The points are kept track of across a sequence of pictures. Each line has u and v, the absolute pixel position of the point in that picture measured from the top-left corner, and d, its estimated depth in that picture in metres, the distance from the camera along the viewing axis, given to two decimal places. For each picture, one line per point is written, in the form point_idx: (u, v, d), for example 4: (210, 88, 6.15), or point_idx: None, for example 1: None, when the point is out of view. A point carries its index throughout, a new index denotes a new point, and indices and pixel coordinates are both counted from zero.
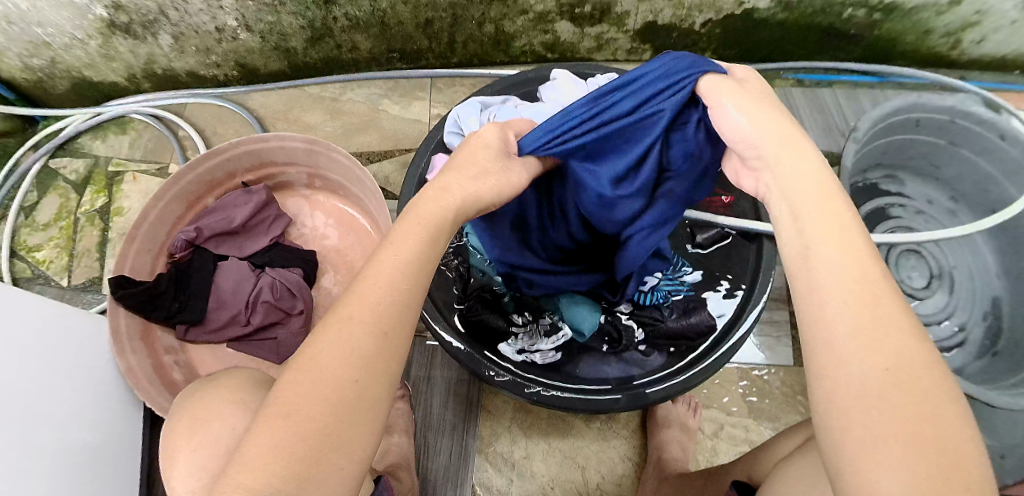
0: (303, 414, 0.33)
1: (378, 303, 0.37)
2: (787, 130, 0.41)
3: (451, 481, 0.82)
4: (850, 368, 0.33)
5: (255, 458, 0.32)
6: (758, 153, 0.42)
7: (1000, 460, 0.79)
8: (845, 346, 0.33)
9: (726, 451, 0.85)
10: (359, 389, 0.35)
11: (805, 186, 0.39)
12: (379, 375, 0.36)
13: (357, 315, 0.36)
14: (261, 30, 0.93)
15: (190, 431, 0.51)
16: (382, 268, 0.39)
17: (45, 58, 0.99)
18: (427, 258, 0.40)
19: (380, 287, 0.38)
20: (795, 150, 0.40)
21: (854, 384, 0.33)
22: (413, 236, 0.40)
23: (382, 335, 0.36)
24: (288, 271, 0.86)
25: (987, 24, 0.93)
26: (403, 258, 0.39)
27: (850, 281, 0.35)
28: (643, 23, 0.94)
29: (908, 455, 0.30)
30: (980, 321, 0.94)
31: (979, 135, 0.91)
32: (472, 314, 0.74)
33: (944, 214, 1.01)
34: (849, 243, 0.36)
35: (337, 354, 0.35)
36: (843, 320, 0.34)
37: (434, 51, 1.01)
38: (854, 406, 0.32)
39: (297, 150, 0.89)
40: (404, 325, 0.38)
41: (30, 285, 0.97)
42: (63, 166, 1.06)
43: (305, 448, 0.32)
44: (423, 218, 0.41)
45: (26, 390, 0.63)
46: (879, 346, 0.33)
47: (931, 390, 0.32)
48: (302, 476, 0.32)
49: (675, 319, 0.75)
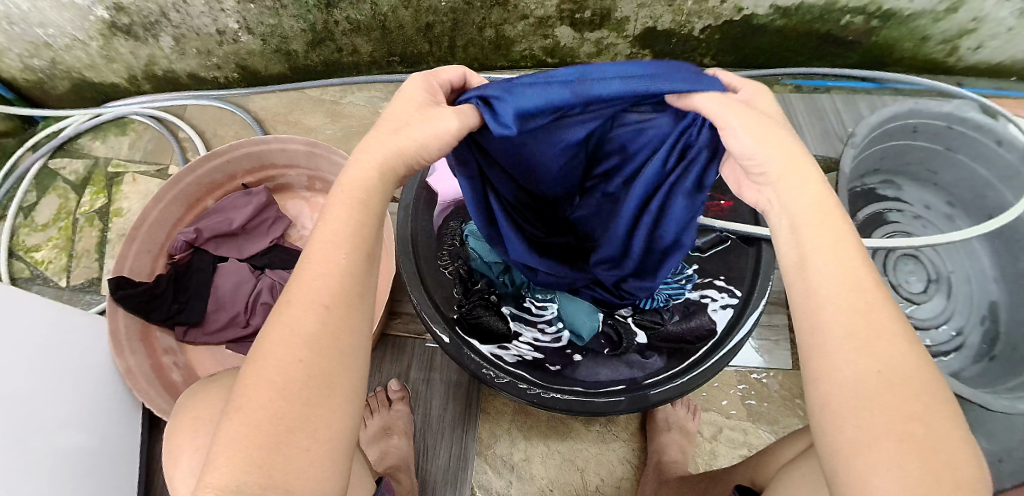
0: (254, 405, 0.35)
1: (314, 282, 0.37)
2: (790, 146, 0.39)
3: (451, 483, 0.82)
4: (841, 371, 0.34)
5: (220, 455, 0.34)
6: (762, 170, 0.39)
7: (997, 463, 0.80)
8: (839, 351, 0.35)
9: (725, 454, 0.85)
10: (306, 370, 0.36)
11: (804, 197, 0.38)
12: (328, 353, 0.37)
13: (299, 299, 0.37)
14: (262, 32, 0.94)
15: (191, 433, 0.51)
16: (316, 245, 0.38)
17: (46, 58, 0.99)
18: (365, 221, 0.40)
19: (316, 264, 0.38)
20: (798, 172, 0.38)
21: (851, 390, 0.34)
22: (344, 208, 0.39)
23: (324, 310, 0.37)
24: (288, 272, 0.88)
25: (984, 31, 0.94)
26: (335, 226, 0.39)
27: (843, 287, 0.35)
28: (643, 29, 0.95)
29: (900, 455, 0.31)
30: (977, 325, 0.95)
31: (975, 140, 0.91)
32: (472, 317, 0.73)
33: (942, 219, 1.02)
34: (842, 250, 0.36)
35: (280, 341, 0.36)
36: (841, 327, 0.35)
37: (435, 54, 1.01)
38: (852, 411, 0.33)
39: (297, 152, 0.89)
40: (348, 298, 0.38)
41: (28, 285, 0.97)
42: (62, 166, 1.06)
43: (263, 438, 0.34)
44: (351, 189, 0.40)
45: (24, 389, 0.63)
46: (874, 353, 0.34)
47: (918, 391, 0.33)
48: (264, 464, 0.34)
49: (675, 322, 0.76)
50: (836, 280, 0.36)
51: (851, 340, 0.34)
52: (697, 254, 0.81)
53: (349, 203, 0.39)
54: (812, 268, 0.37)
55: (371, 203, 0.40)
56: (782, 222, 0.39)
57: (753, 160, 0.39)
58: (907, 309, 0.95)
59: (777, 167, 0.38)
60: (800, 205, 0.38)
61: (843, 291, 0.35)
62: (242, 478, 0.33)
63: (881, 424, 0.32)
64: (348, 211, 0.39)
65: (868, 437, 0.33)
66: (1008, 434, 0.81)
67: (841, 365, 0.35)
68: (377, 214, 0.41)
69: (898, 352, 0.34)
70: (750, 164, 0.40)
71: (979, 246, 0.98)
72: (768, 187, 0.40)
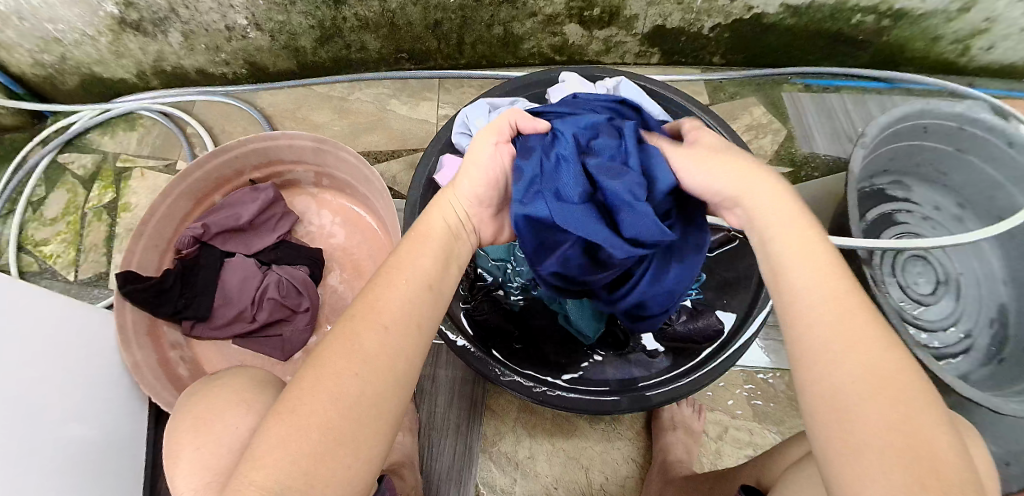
0: (307, 409, 0.35)
1: (380, 305, 0.40)
2: (757, 175, 0.44)
3: (455, 482, 0.82)
4: (831, 379, 0.35)
5: (263, 458, 0.33)
6: (723, 197, 0.45)
7: (1005, 467, 0.79)
8: (821, 353, 0.36)
9: (731, 454, 0.84)
10: (362, 385, 0.36)
11: (777, 217, 0.42)
12: (384, 372, 0.37)
13: (364, 318, 0.39)
14: (271, 29, 0.94)
15: (194, 430, 0.50)
16: (389, 268, 0.43)
17: (56, 54, 0.99)
18: (431, 261, 0.44)
19: (384, 289, 0.41)
20: (770, 194, 0.43)
21: (836, 395, 0.35)
22: (419, 253, 0.44)
23: (384, 331, 0.38)
24: (294, 268, 0.87)
25: (996, 31, 0.93)
26: (407, 261, 0.43)
27: (827, 295, 0.38)
28: (652, 27, 0.94)
29: (887, 463, 0.32)
30: (986, 328, 0.94)
31: (986, 142, 0.91)
32: (478, 313, 0.74)
33: (951, 221, 1.01)
34: (822, 266, 0.39)
35: (340, 351, 0.37)
36: (828, 336, 0.36)
37: (442, 51, 1.02)
38: (842, 416, 0.34)
39: (305, 148, 0.89)
40: (409, 323, 0.40)
41: (36, 280, 0.98)
42: (71, 161, 1.07)
43: (311, 445, 0.34)
44: (430, 232, 0.46)
45: (29, 382, 0.63)
46: (861, 357, 0.35)
47: (904, 390, 0.34)
48: (309, 471, 0.33)
49: (684, 322, 0.74)
50: (824, 286, 0.38)
51: (839, 346, 0.36)
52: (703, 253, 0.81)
53: (420, 242, 0.45)
54: (793, 279, 0.39)
55: (435, 241, 0.46)
56: (756, 241, 0.43)
57: (716, 190, 0.45)
58: (915, 311, 0.95)
59: (735, 193, 0.44)
60: (774, 222, 0.42)
61: (823, 296, 0.38)
62: (283, 482, 0.33)
63: (870, 430, 0.33)
64: (418, 249, 0.45)
65: (859, 444, 0.33)
66: (1015, 437, 0.81)
67: (836, 366, 0.35)
68: (443, 253, 0.46)
69: (882, 354, 0.35)
70: (713, 195, 0.46)
71: (989, 248, 0.97)
72: (736, 206, 0.45)
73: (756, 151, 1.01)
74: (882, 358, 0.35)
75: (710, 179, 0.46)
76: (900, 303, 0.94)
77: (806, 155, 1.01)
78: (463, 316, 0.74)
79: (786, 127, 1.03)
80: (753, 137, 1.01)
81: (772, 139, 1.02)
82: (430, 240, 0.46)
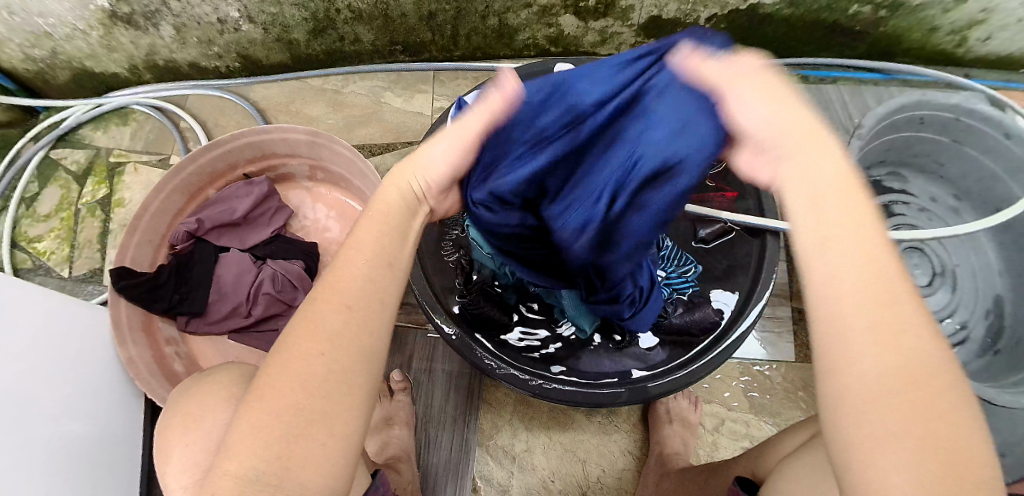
0: (274, 394, 0.34)
1: (340, 281, 0.37)
2: (804, 124, 0.35)
3: (452, 475, 0.82)
4: (862, 363, 0.30)
5: (239, 444, 0.34)
6: (777, 149, 0.35)
7: (1000, 458, 0.80)
8: (857, 336, 0.31)
9: (727, 446, 0.85)
10: (329, 366, 0.35)
11: (824, 172, 0.34)
12: (353, 353, 0.36)
13: (323, 297, 0.37)
14: (263, 21, 0.93)
15: (184, 428, 0.50)
16: (347, 245, 0.39)
17: (46, 48, 0.98)
18: (392, 232, 0.41)
19: (343, 266, 0.38)
20: (812, 142, 0.34)
21: (866, 382, 0.30)
22: (377, 227, 0.40)
23: (348, 309, 0.37)
24: (289, 263, 0.86)
25: (994, 22, 0.92)
26: (366, 236, 0.40)
27: (863, 267, 0.32)
28: (648, 17, 0.94)
29: (919, 457, 0.28)
30: (982, 319, 0.94)
31: (983, 133, 0.91)
32: (473, 307, 0.73)
33: (948, 213, 1.00)
34: (863, 233, 0.33)
35: (303, 334, 0.36)
36: (863, 314, 0.31)
37: (437, 43, 1.01)
38: (869, 405, 0.30)
39: (299, 141, 0.88)
40: (375, 301, 0.38)
41: (31, 276, 0.97)
42: (64, 157, 1.06)
43: (282, 427, 0.34)
44: (386, 210, 0.42)
45: (24, 379, 0.62)
46: (898, 341, 0.30)
47: (938, 384, 0.30)
48: (284, 454, 0.34)
49: (679, 315, 0.75)
50: (860, 260, 0.32)
51: (874, 328, 0.31)
52: (699, 245, 0.81)
53: (377, 217, 0.41)
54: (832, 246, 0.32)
55: (393, 220, 0.41)
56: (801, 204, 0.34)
57: (771, 142, 0.35)
58: None
59: (788, 143, 0.35)
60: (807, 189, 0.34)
61: (861, 268, 0.32)
62: (258, 466, 0.33)
63: (900, 422, 0.29)
64: (374, 225, 0.41)
65: (889, 436, 0.29)
66: None
67: (869, 348, 0.30)
68: (405, 231, 0.42)
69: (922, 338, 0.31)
70: (763, 143, 0.36)
71: (985, 239, 0.97)
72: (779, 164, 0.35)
73: None
74: (924, 347, 0.31)
75: (762, 130, 0.35)
76: None
77: None
78: (458, 310, 0.73)
79: None
80: None
81: None
82: (388, 217, 0.41)
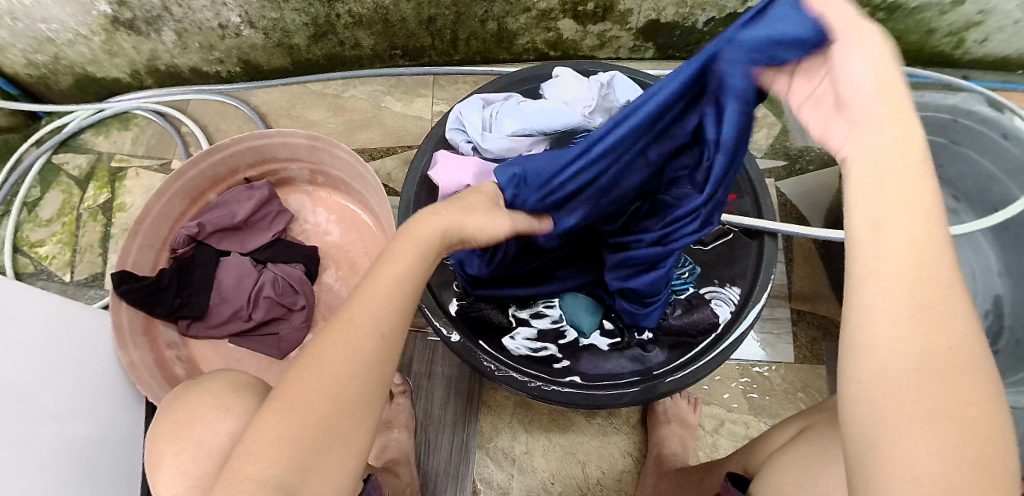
0: (305, 408, 0.34)
1: (373, 303, 0.38)
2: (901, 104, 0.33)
3: (452, 478, 0.82)
4: (896, 341, 0.30)
5: (261, 454, 0.33)
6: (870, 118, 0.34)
7: None
8: (895, 314, 0.30)
9: (727, 448, 0.85)
10: (359, 387, 0.36)
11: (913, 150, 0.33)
12: (379, 374, 0.37)
13: (357, 318, 0.37)
14: (264, 26, 0.93)
15: (172, 437, 0.50)
16: (378, 271, 0.41)
17: (49, 54, 0.99)
18: (419, 258, 0.43)
19: (376, 289, 0.39)
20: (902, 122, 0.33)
21: (898, 362, 0.29)
22: (407, 254, 0.42)
23: (383, 336, 0.38)
24: (289, 267, 0.87)
25: (990, 23, 0.93)
26: (399, 263, 0.41)
27: (911, 245, 0.31)
28: (646, 21, 0.94)
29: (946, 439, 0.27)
30: (981, 320, 0.94)
31: (982, 134, 0.92)
32: (473, 309, 0.74)
33: (946, 214, 1.01)
34: (919, 208, 0.32)
35: (339, 354, 0.36)
36: (903, 292, 0.30)
37: (437, 48, 1.01)
38: (899, 387, 0.29)
39: (299, 145, 0.89)
40: (404, 326, 0.40)
41: (33, 281, 0.98)
42: (66, 162, 1.06)
43: (309, 442, 0.34)
44: (415, 238, 0.43)
45: (26, 382, 0.63)
46: (933, 324, 0.30)
47: (964, 379, 0.29)
48: (307, 469, 0.33)
49: (678, 316, 0.75)
50: (907, 247, 0.31)
51: (914, 306, 0.30)
52: (698, 246, 0.80)
53: (410, 245, 0.43)
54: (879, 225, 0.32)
55: (424, 251, 0.43)
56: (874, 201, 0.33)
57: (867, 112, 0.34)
58: None
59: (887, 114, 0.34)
60: (895, 189, 0.32)
61: (908, 247, 0.31)
62: (280, 477, 0.32)
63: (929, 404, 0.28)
64: (406, 252, 0.42)
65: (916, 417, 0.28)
66: None
67: (905, 327, 0.30)
68: (431, 262, 0.44)
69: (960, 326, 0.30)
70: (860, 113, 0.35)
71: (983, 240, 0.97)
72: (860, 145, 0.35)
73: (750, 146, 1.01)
74: (958, 333, 0.30)
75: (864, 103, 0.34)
76: None
77: (801, 149, 1.01)
78: (458, 312, 0.74)
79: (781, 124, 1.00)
80: None
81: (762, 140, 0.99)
82: (420, 246, 0.43)
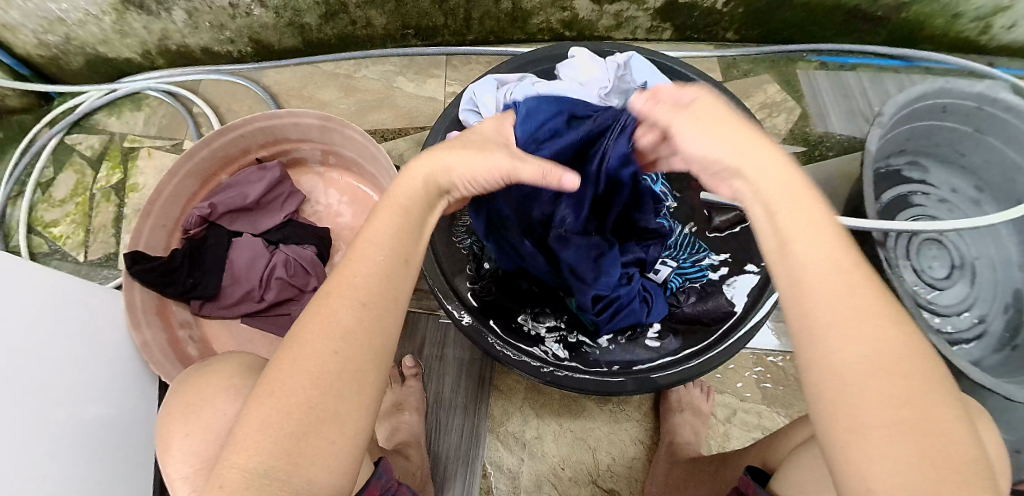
0: (286, 391, 0.34)
1: (354, 275, 0.38)
2: (740, 132, 0.40)
3: (462, 461, 0.82)
4: (837, 358, 0.32)
5: (248, 439, 0.34)
6: (721, 165, 0.40)
7: (1016, 454, 0.78)
8: (829, 332, 0.33)
9: (739, 437, 0.84)
10: (341, 363, 0.36)
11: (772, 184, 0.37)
12: (361, 349, 0.37)
13: (336, 293, 0.37)
14: (275, 5, 0.92)
15: (187, 414, 0.49)
16: (362, 238, 0.40)
17: (60, 34, 0.98)
18: (404, 225, 0.42)
19: (358, 261, 0.39)
20: (750, 151, 0.39)
21: (840, 379, 0.32)
22: (391, 216, 0.42)
23: (361, 308, 0.37)
24: (301, 248, 0.87)
25: (1019, 9, 0.90)
26: (379, 229, 0.41)
27: (830, 270, 0.34)
28: (664, 1, 0.92)
29: (898, 441, 0.30)
30: (1001, 313, 0.91)
31: (1006, 122, 0.88)
32: (485, 293, 0.75)
33: (968, 204, 0.98)
34: (823, 231, 0.35)
35: (316, 332, 0.36)
36: (829, 313, 0.33)
37: (450, 27, 1.00)
38: (847, 401, 0.31)
39: (310, 126, 0.88)
40: (385, 298, 0.39)
41: (47, 261, 0.99)
42: (79, 142, 1.07)
43: (293, 425, 0.34)
44: (400, 197, 0.43)
45: (44, 362, 0.64)
46: (866, 336, 0.32)
47: (913, 369, 0.31)
48: (292, 452, 0.34)
49: (691, 304, 0.76)
50: (824, 260, 0.34)
51: (843, 318, 0.33)
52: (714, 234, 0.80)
53: (392, 207, 0.42)
54: (793, 249, 0.35)
55: (411, 209, 0.43)
56: (761, 221, 0.38)
57: (713, 158, 0.40)
58: (928, 295, 0.93)
59: (734, 159, 0.39)
60: (780, 199, 0.37)
61: (826, 268, 0.34)
62: (267, 462, 0.33)
63: (877, 412, 0.31)
64: (390, 214, 0.42)
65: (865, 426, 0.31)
66: None
67: (837, 345, 0.32)
68: (417, 220, 0.43)
69: (890, 330, 0.32)
70: (711, 165, 0.40)
71: (1005, 232, 0.95)
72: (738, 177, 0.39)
73: (769, 130, 1.00)
74: (889, 337, 0.32)
75: (709, 147, 0.40)
76: (914, 287, 0.93)
77: (821, 135, 0.98)
78: (469, 295, 0.73)
79: (800, 105, 1.01)
80: (766, 116, 1.00)
81: (785, 118, 1.00)
82: (408, 208, 0.43)
